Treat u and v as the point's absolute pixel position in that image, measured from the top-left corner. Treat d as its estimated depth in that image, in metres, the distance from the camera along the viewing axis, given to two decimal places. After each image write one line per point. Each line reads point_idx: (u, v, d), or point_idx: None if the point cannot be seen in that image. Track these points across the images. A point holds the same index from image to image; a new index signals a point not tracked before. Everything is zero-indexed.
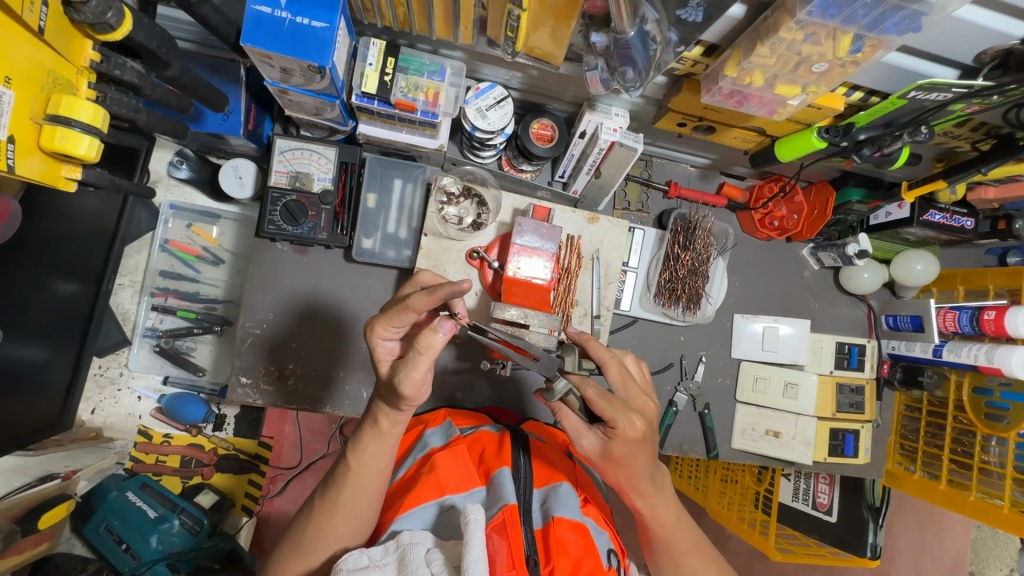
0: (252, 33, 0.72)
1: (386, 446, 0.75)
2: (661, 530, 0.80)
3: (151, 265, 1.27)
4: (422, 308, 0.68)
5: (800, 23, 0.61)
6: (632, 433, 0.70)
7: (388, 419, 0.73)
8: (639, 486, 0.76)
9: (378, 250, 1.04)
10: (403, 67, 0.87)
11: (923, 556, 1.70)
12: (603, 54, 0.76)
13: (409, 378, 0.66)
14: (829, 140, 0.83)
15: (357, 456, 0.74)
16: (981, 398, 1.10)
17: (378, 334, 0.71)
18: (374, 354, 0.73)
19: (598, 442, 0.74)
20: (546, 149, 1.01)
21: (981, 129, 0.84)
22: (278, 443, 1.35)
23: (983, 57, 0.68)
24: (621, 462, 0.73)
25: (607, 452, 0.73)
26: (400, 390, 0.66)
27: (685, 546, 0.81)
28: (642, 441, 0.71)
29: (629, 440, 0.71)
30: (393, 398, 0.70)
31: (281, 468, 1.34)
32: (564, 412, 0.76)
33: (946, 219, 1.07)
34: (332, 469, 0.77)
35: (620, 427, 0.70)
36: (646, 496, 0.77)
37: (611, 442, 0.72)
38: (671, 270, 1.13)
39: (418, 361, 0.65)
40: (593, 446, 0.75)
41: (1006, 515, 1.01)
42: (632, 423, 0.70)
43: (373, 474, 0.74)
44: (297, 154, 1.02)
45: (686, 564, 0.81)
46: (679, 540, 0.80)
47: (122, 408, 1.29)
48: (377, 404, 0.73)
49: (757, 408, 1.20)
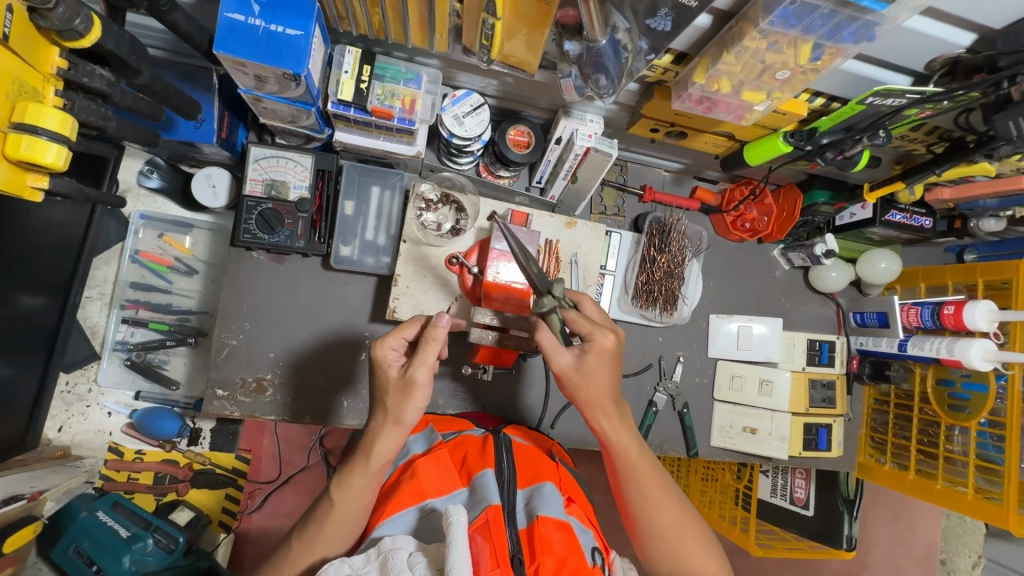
0: (225, 40, 0.71)
1: (373, 483, 0.75)
2: (625, 458, 0.80)
3: (121, 277, 1.23)
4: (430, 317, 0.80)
5: (763, 32, 0.63)
6: (607, 346, 0.75)
7: (374, 446, 0.74)
8: (603, 405, 0.78)
9: (356, 258, 1.04)
10: (380, 74, 0.87)
11: (895, 547, 1.76)
12: (577, 62, 0.78)
13: (423, 363, 0.73)
14: (795, 144, 0.87)
15: (341, 492, 0.74)
16: (944, 389, 1.16)
17: (385, 343, 0.77)
18: (380, 364, 0.76)
19: (573, 358, 0.75)
20: (523, 155, 1.02)
21: (935, 133, 0.89)
22: (256, 456, 1.33)
23: (933, 65, 0.71)
24: (592, 377, 0.75)
25: (581, 369, 0.75)
26: (415, 378, 0.72)
27: (645, 477, 0.81)
28: (613, 357, 0.76)
29: (604, 354, 0.75)
30: (394, 405, 0.73)
31: (259, 483, 1.32)
32: (541, 331, 0.76)
33: (906, 218, 1.12)
34: (315, 506, 0.77)
35: (597, 340, 0.75)
36: (607, 415, 0.79)
37: (587, 355, 0.74)
38: (648, 272, 1.15)
39: (429, 350, 0.73)
40: (567, 364, 0.75)
41: (971, 502, 1.07)
42: (608, 337, 0.75)
43: (355, 514, 0.74)
44: (273, 162, 1.00)
45: (650, 493, 0.81)
46: (644, 470, 0.81)
47: (91, 425, 1.24)
48: (372, 423, 0.75)
49: (734, 405, 1.23)
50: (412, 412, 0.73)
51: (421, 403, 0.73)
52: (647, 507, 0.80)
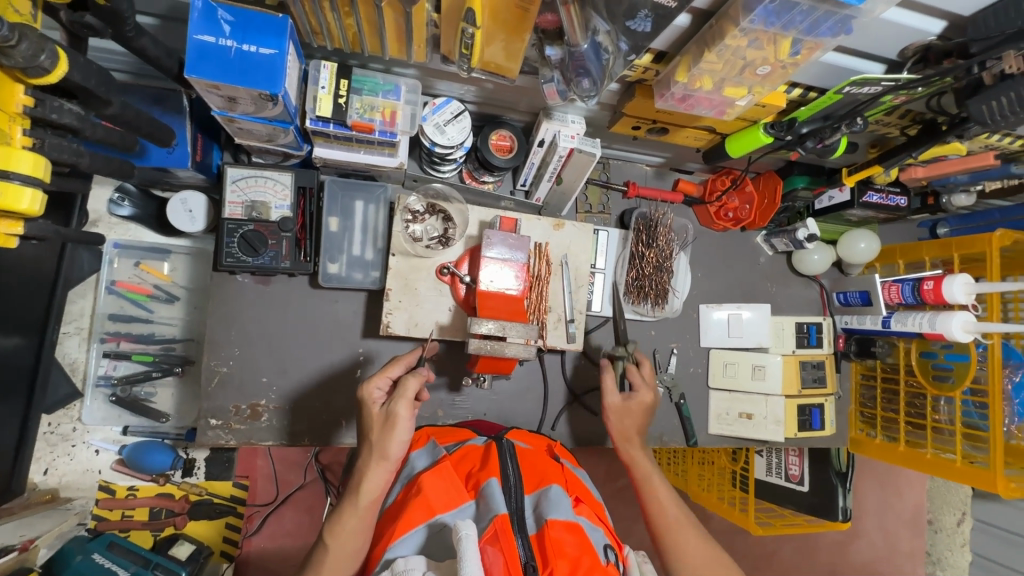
0: (196, 64, 0.68)
1: (365, 521, 0.76)
2: (646, 483, 0.94)
3: (98, 309, 1.18)
4: (413, 359, 0.87)
5: (744, 30, 0.63)
6: (648, 400, 1.01)
7: (362, 483, 0.76)
8: (635, 439, 0.99)
9: (345, 274, 1.02)
10: (357, 88, 0.85)
11: (885, 512, 1.83)
12: (559, 66, 0.77)
13: (402, 397, 0.77)
14: (775, 135, 0.88)
15: (334, 535, 0.75)
16: (927, 361, 1.20)
17: (370, 384, 0.82)
18: (366, 402, 0.81)
19: (619, 399, 1.00)
20: (506, 160, 1.02)
21: (908, 116, 0.91)
22: (253, 480, 1.30)
23: (906, 52, 0.72)
24: (629, 413, 0.99)
25: (625, 408, 0.99)
26: (395, 412, 0.77)
27: (668, 502, 0.91)
28: (649, 409, 1.01)
29: (645, 405, 1.00)
30: (379, 441, 0.76)
31: (256, 505, 1.30)
32: (607, 374, 1.02)
33: (882, 199, 1.14)
34: (312, 554, 0.77)
35: (642, 394, 1.01)
36: (635, 447, 0.98)
37: (632, 399, 1.00)
38: (638, 268, 1.17)
39: (409, 384, 0.78)
40: (615, 402, 1.00)
41: (958, 468, 1.10)
42: (649, 393, 1.01)
43: (350, 555, 0.75)
44: (252, 182, 0.98)
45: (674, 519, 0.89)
46: (664, 495, 0.92)
47: (78, 465, 1.20)
48: (359, 460, 0.77)
49: (729, 393, 1.25)
50: (396, 446, 0.76)
51: (405, 436, 0.77)
52: (673, 531, 0.88)
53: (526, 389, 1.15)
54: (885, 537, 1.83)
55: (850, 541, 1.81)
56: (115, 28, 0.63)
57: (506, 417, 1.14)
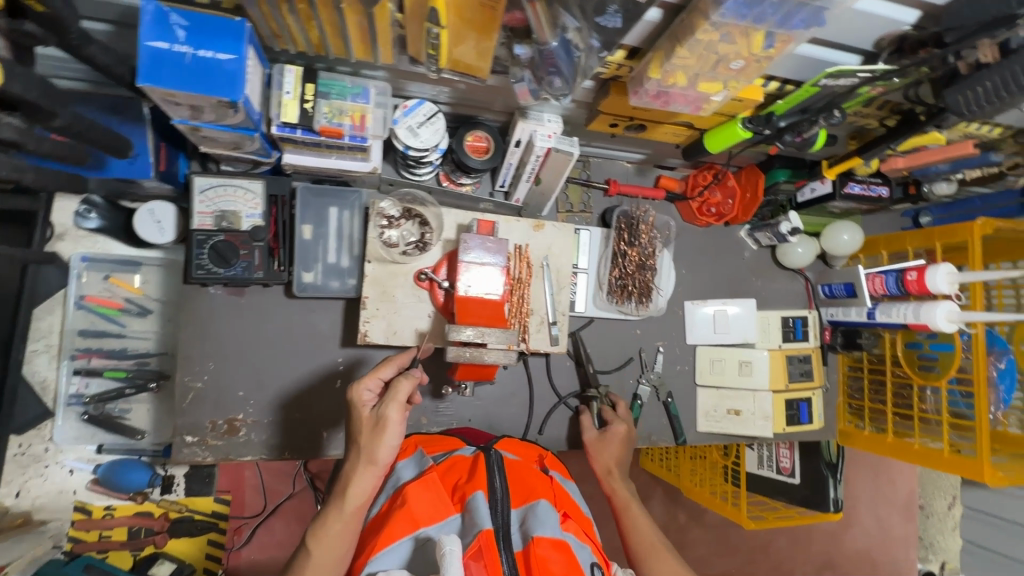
0: (149, 71, 0.65)
1: (350, 529, 0.73)
2: (626, 512, 0.95)
3: (67, 325, 1.15)
4: (405, 360, 0.85)
5: (714, 25, 0.61)
6: (623, 433, 1.07)
7: (348, 488, 0.73)
8: (616, 472, 1.02)
9: (320, 283, 1.00)
10: (324, 92, 0.82)
11: (878, 500, 1.84)
12: (529, 65, 0.75)
13: (394, 400, 0.75)
14: (754, 130, 0.86)
15: (315, 541, 0.72)
16: (913, 352, 1.21)
17: (361, 385, 0.80)
18: (356, 403, 0.79)
19: (596, 435, 1.08)
20: (483, 161, 1.00)
21: (886, 107, 0.89)
22: (238, 491, 1.28)
23: (882, 42, 0.71)
24: (605, 446, 1.05)
25: (599, 441, 1.06)
26: (387, 416, 0.75)
27: (646, 530, 0.91)
28: (625, 441, 1.06)
29: (621, 437, 1.06)
30: (367, 444, 0.75)
31: (244, 517, 1.27)
32: (584, 415, 1.11)
33: (863, 189, 1.13)
34: (293, 558, 0.74)
35: (616, 427, 1.07)
36: (616, 480, 1.01)
37: (607, 432, 1.07)
38: (621, 267, 1.15)
39: (402, 387, 0.76)
40: (592, 437, 1.07)
41: (947, 458, 1.09)
42: (623, 427, 1.07)
43: (333, 563, 0.72)
44: (220, 191, 0.95)
45: (654, 546, 0.89)
46: (643, 523, 0.92)
47: (52, 486, 1.16)
48: (347, 464, 0.75)
49: (716, 389, 1.24)
50: (385, 450, 0.74)
51: (394, 440, 0.75)
52: (648, 557, 0.87)
53: (512, 393, 1.14)
54: (878, 524, 1.84)
55: (844, 530, 1.82)
56: (58, 36, 0.60)
57: (492, 423, 1.12)
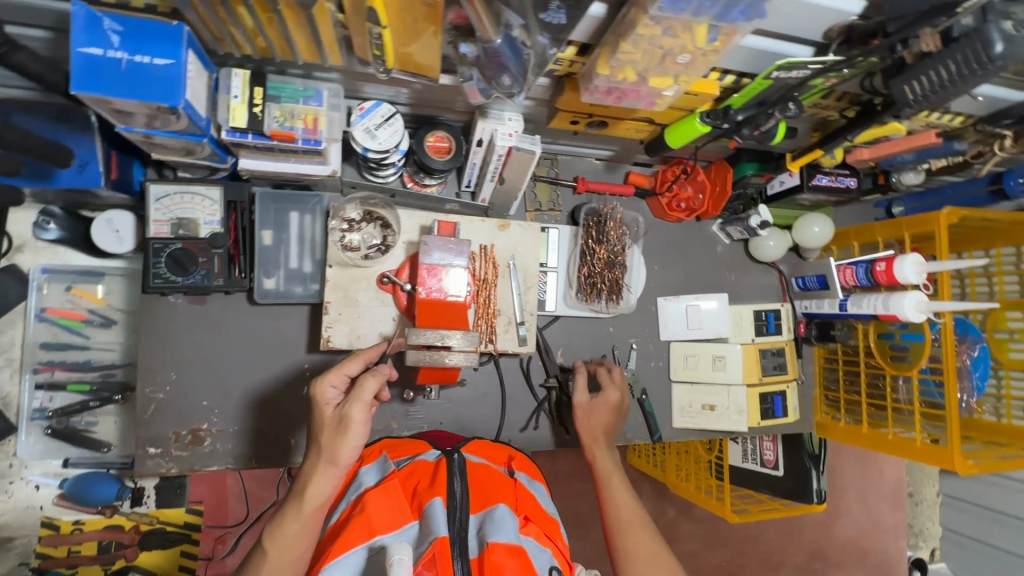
0: (83, 78, 0.64)
1: (309, 529, 0.72)
2: (608, 483, 0.93)
3: (28, 338, 1.13)
4: (372, 356, 0.84)
5: (655, 18, 0.60)
6: (614, 400, 1.05)
7: (307, 489, 0.72)
8: (602, 439, 1.00)
9: (283, 289, 0.99)
10: (274, 95, 0.81)
11: (865, 489, 1.84)
12: (476, 64, 0.74)
13: (358, 400, 0.74)
14: (712, 124, 0.86)
15: (272, 542, 0.70)
16: (885, 342, 1.19)
17: (325, 381, 0.78)
18: (318, 401, 0.77)
19: (587, 398, 1.05)
20: (445, 162, 0.99)
21: (845, 98, 0.89)
22: (220, 496, 1.26)
23: (830, 33, 0.71)
24: (594, 412, 1.03)
25: (589, 404, 1.04)
26: (350, 416, 0.73)
27: (625, 504, 0.89)
28: (614, 410, 1.04)
29: (611, 404, 1.04)
30: (328, 444, 0.73)
31: (227, 526, 1.26)
32: (578, 375, 1.08)
33: (832, 181, 1.13)
34: (250, 557, 0.73)
35: (608, 393, 1.05)
36: (602, 449, 0.99)
37: (597, 398, 1.05)
38: (589, 264, 1.14)
39: (367, 385, 0.75)
40: (581, 400, 1.05)
41: (920, 448, 1.09)
42: (614, 393, 1.06)
43: (289, 564, 0.71)
44: (179, 198, 0.93)
45: (631, 520, 0.87)
46: (622, 496, 0.90)
47: (18, 502, 1.15)
48: (307, 464, 0.74)
49: (691, 384, 1.24)
50: (347, 452, 0.73)
51: (357, 442, 0.73)
52: (621, 535, 0.85)
53: (485, 394, 1.13)
54: (866, 513, 1.84)
55: (833, 520, 1.82)
56: None
57: (465, 425, 1.12)
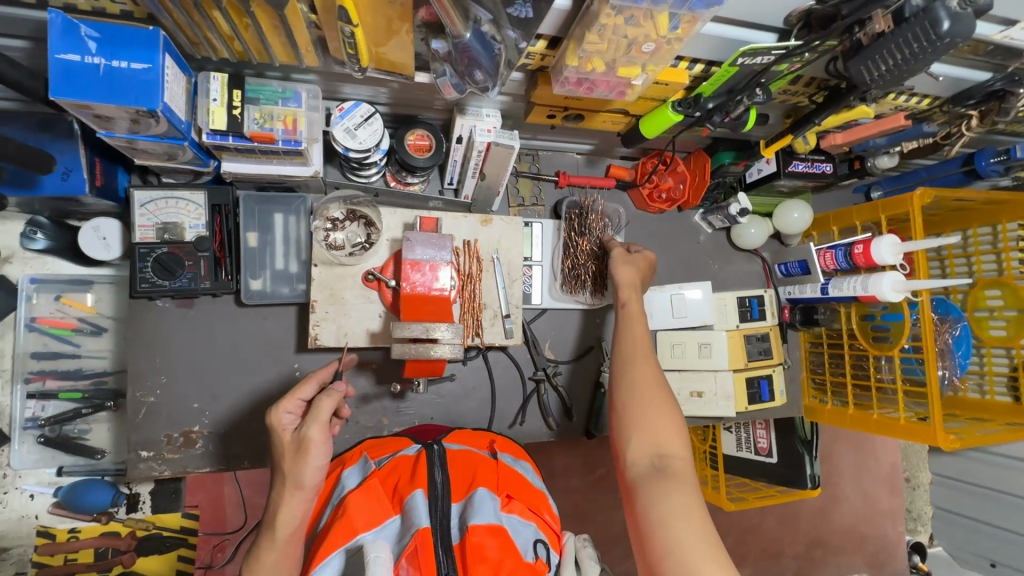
0: (63, 84, 0.66)
1: (286, 559, 0.71)
2: (628, 321, 0.95)
3: (19, 349, 1.14)
4: (325, 376, 0.84)
5: (616, 8, 0.62)
6: (649, 259, 1.06)
7: (277, 515, 0.71)
8: (636, 285, 1.00)
9: (269, 290, 1.00)
10: (253, 98, 0.83)
11: (862, 475, 1.86)
12: (448, 60, 0.76)
13: (315, 421, 0.74)
14: (684, 113, 0.88)
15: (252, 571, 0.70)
16: (868, 323, 1.20)
17: (280, 408, 0.78)
18: (277, 428, 0.77)
19: (626, 254, 1.06)
20: (426, 159, 0.99)
21: (813, 84, 0.91)
22: (219, 506, 1.26)
23: (790, 19, 0.73)
24: (627, 262, 1.03)
25: (630, 258, 1.05)
26: (309, 436, 0.74)
27: (638, 342, 0.91)
28: (648, 269, 1.05)
29: (646, 262, 1.05)
30: (291, 470, 0.73)
31: (225, 534, 1.26)
32: (614, 244, 1.10)
33: (808, 167, 1.15)
34: None
35: (643, 254, 1.06)
36: (631, 291, 0.99)
37: (633, 255, 1.07)
38: (573, 256, 1.17)
39: (322, 405, 0.76)
40: (621, 254, 1.06)
41: (904, 426, 1.10)
42: (649, 255, 1.06)
43: None
44: (164, 204, 0.94)
45: (638, 356, 0.89)
46: (637, 337, 0.92)
47: (13, 512, 1.16)
48: (273, 493, 0.73)
49: (679, 372, 1.26)
50: (312, 473, 0.73)
51: (320, 461, 0.73)
52: (629, 364, 0.88)
53: (475, 387, 1.15)
54: (864, 498, 1.85)
55: (831, 506, 1.83)
56: None
57: (455, 419, 1.13)
